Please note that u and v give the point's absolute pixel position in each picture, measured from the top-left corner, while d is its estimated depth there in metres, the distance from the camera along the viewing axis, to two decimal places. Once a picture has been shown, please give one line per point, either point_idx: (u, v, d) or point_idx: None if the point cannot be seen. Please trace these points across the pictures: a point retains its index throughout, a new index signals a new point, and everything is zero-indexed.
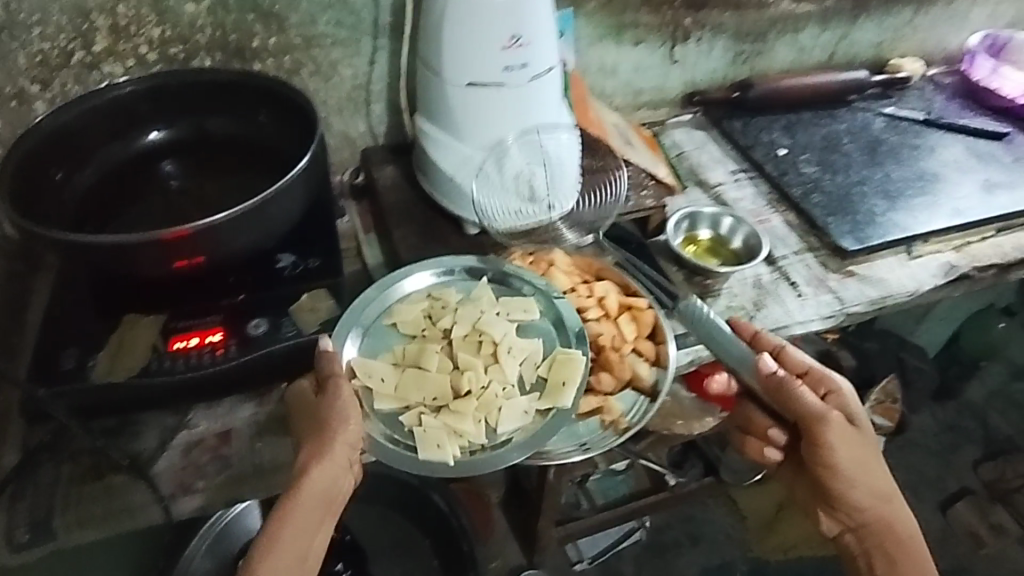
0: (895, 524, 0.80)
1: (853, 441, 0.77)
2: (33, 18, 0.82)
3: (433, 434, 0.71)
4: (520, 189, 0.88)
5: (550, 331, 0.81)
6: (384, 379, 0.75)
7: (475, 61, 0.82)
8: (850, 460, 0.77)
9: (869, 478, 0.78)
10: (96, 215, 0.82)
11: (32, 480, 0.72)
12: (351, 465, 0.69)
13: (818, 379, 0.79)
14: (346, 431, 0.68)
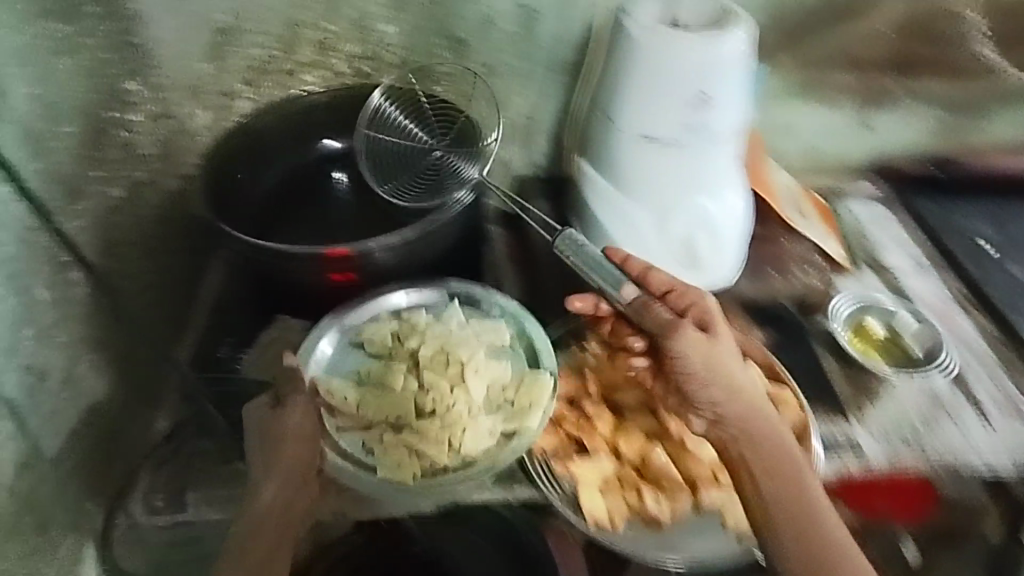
0: (778, 459, 0.68)
1: (731, 364, 0.71)
2: (252, 25, 0.89)
3: (393, 453, 0.70)
4: (677, 252, 0.84)
5: (518, 354, 0.80)
6: (348, 397, 0.75)
7: (654, 115, 0.78)
8: (748, 390, 0.71)
9: (733, 406, 0.70)
10: (272, 216, 0.88)
11: (175, 452, 0.78)
12: (305, 483, 0.69)
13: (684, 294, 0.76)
14: (297, 436, 0.70)
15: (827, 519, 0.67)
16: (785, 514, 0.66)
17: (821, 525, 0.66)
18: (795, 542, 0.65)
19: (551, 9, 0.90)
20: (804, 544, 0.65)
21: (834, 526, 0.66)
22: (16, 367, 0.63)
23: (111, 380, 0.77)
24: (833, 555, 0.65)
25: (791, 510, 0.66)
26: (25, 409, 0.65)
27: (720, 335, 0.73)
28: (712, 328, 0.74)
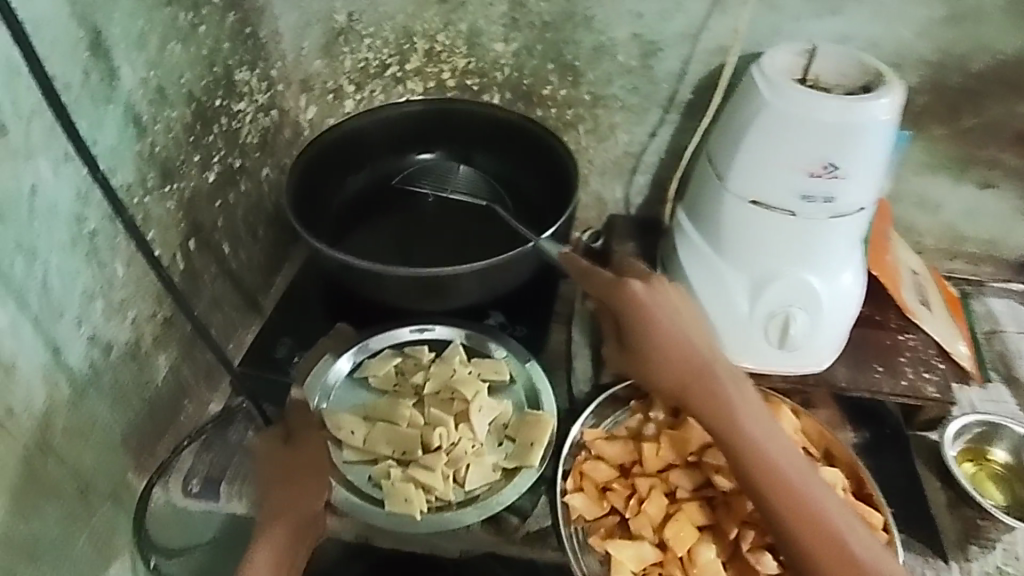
0: (774, 466, 0.62)
1: (716, 370, 0.65)
2: (367, 30, 0.89)
3: (400, 488, 0.71)
4: (770, 331, 0.74)
5: (517, 393, 0.80)
6: (354, 431, 0.76)
7: (771, 180, 0.69)
8: (730, 392, 0.64)
9: (722, 411, 0.64)
10: (354, 219, 0.88)
11: (220, 438, 0.79)
12: (316, 517, 0.68)
13: (655, 288, 0.66)
14: (304, 461, 0.70)
15: (840, 529, 0.60)
16: (795, 531, 0.60)
17: (835, 539, 0.59)
18: (804, 557, 0.60)
19: (676, 45, 0.83)
20: (818, 557, 0.59)
21: (847, 536, 0.60)
22: (83, 338, 0.64)
23: (175, 359, 0.78)
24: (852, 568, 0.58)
25: (797, 523, 0.60)
26: (86, 380, 0.66)
27: (693, 329, 0.66)
28: (691, 324, 0.66)
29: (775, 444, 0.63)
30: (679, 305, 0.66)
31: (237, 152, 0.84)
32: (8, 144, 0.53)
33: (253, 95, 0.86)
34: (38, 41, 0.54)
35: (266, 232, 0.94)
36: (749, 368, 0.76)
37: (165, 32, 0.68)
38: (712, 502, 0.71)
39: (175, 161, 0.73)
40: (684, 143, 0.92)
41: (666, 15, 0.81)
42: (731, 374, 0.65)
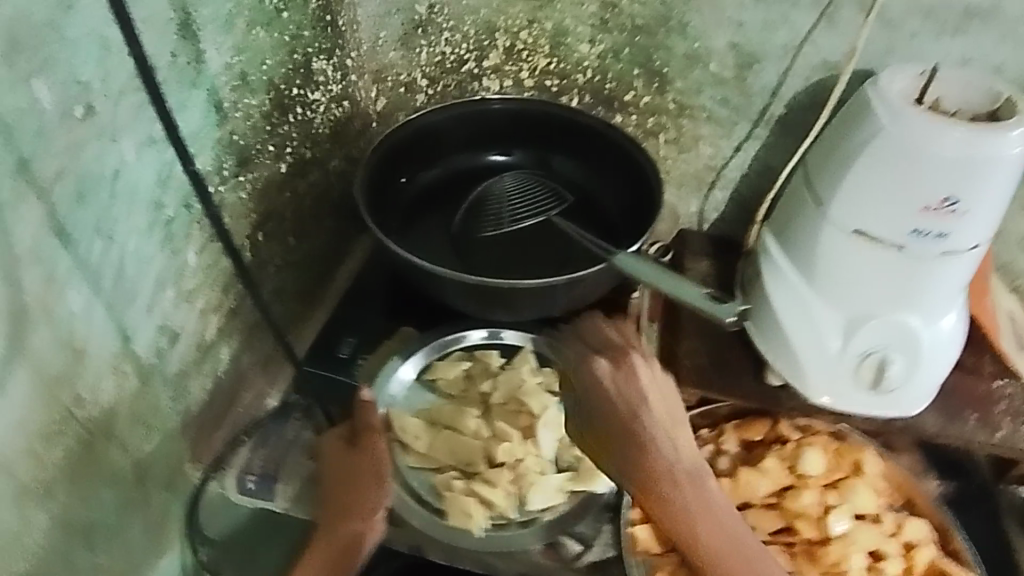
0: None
1: (682, 467, 0.65)
2: (448, 23, 0.86)
3: (462, 501, 0.70)
4: (859, 371, 0.69)
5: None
6: (419, 436, 0.75)
7: (878, 211, 0.64)
8: (696, 493, 0.65)
9: (687, 520, 0.64)
10: (420, 217, 0.85)
11: (274, 434, 0.78)
12: (374, 516, 0.68)
13: (624, 446, 0.66)
14: (365, 475, 0.70)
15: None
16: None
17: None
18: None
19: (776, 57, 0.79)
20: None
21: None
22: (153, 327, 0.63)
23: (237, 349, 0.77)
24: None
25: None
26: (153, 368, 0.65)
27: (661, 489, 0.65)
28: (656, 452, 0.66)
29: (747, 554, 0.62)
30: (642, 455, 0.66)
31: (307, 142, 0.82)
32: (96, 124, 0.51)
33: (328, 84, 0.83)
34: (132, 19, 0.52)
35: (331, 223, 0.93)
36: (829, 407, 0.72)
37: (252, 16, 0.66)
38: (790, 549, 0.68)
39: (251, 149, 0.71)
40: (770, 160, 0.88)
41: (770, 26, 0.76)
42: (700, 474, 0.66)
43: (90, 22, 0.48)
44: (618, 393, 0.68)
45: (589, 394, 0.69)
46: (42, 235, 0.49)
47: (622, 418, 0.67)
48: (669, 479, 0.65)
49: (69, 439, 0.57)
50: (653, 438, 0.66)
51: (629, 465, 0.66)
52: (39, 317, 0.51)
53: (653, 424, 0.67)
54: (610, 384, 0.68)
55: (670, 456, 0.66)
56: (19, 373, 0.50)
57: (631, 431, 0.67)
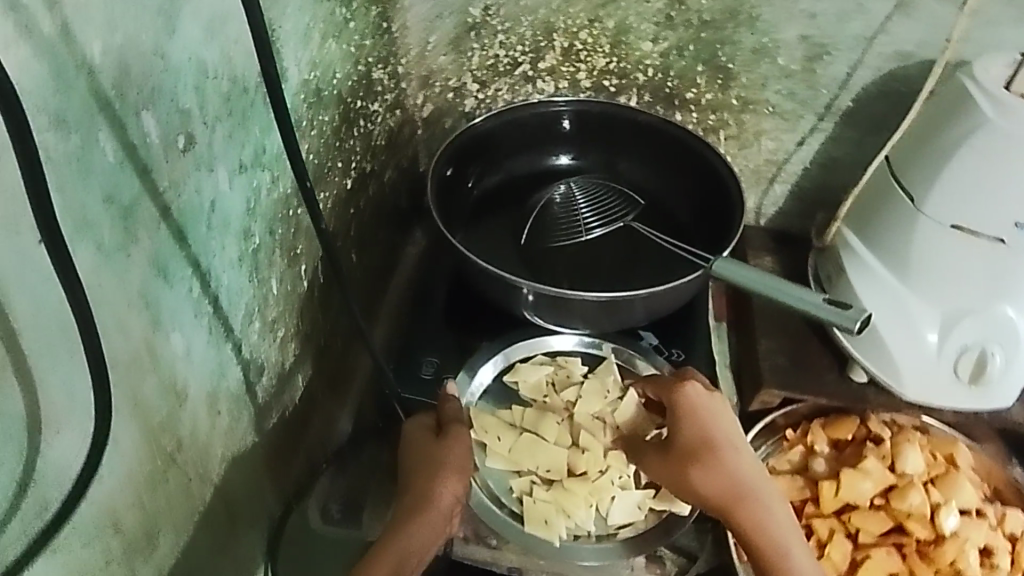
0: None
1: (757, 493, 0.63)
2: (503, 26, 0.83)
3: (540, 509, 0.67)
4: (956, 365, 0.69)
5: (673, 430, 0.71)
6: (501, 438, 0.72)
7: (982, 204, 0.64)
8: (770, 522, 0.61)
9: (762, 549, 0.61)
10: (484, 223, 0.84)
11: (352, 460, 0.74)
12: (451, 514, 0.63)
13: (714, 465, 0.63)
14: (453, 478, 0.64)
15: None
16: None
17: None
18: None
19: (848, 49, 0.77)
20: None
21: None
22: (241, 361, 0.60)
23: (311, 374, 0.74)
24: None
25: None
26: (240, 403, 0.61)
27: (748, 511, 0.62)
28: (735, 477, 0.63)
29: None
30: (728, 475, 0.63)
31: (369, 155, 0.79)
32: (195, 154, 0.48)
33: (384, 94, 0.80)
34: (226, 37, 0.48)
35: (384, 234, 0.88)
36: (923, 401, 0.72)
37: (325, 29, 0.63)
38: (902, 550, 0.68)
39: (324, 167, 0.68)
40: (835, 153, 0.86)
41: (844, 17, 0.76)
42: (770, 501, 0.63)
43: (190, 45, 0.45)
44: (711, 415, 0.65)
45: (682, 410, 0.65)
46: (149, 278, 0.46)
47: (715, 437, 0.64)
48: (750, 502, 0.62)
49: (171, 487, 0.53)
50: (737, 460, 0.64)
51: (711, 486, 0.62)
52: (146, 364, 0.47)
53: (739, 445, 0.65)
54: (702, 405, 0.65)
55: (751, 480, 0.63)
56: (129, 425, 0.47)
57: (720, 452, 0.63)
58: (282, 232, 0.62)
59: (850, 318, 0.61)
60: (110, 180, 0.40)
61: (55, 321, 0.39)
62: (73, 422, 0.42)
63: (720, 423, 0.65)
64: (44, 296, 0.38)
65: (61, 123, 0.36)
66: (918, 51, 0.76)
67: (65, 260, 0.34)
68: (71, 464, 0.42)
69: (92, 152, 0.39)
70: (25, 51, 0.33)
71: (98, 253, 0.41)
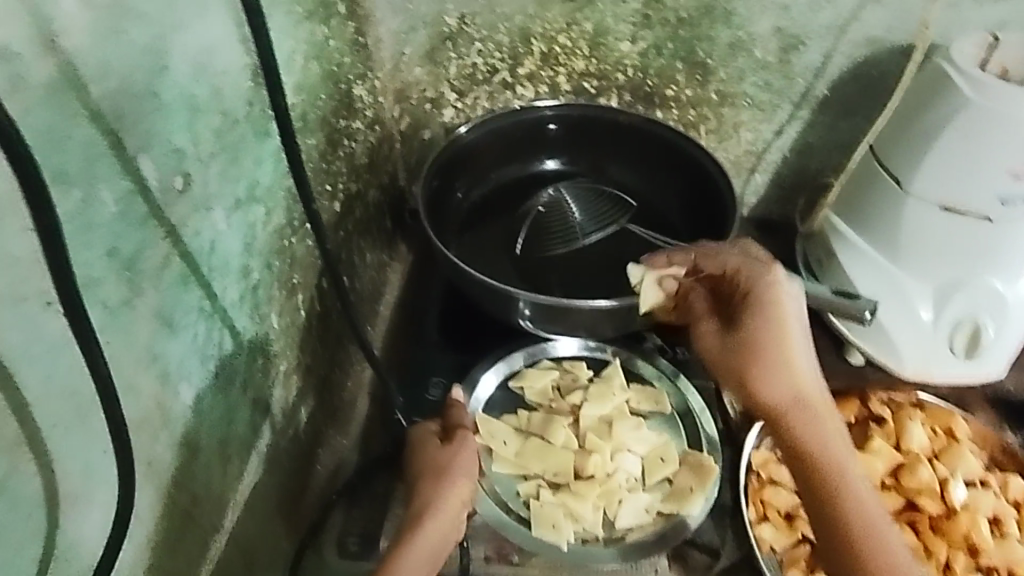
0: (858, 525, 0.52)
1: (818, 399, 0.55)
2: (479, 34, 0.82)
3: (549, 511, 0.61)
4: (951, 340, 0.71)
5: (678, 430, 0.69)
6: (507, 442, 0.66)
7: (968, 183, 0.66)
8: (831, 430, 0.54)
9: (816, 461, 0.54)
10: (473, 234, 0.83)
11: (364, 491, 0.72)
12: (458, 522, 0.58)
13: (775, 364, 0.54)
14: (463, 482, 0.59)
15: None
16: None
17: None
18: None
19: (821, 38, 0.79)
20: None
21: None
22: (248, 403, 0.57)
23: (313, 408, 0.71)
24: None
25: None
26: (249, 447, 0.58)
27: (806, 416, 0.54)
28: (797, 379, 0.55)
29: (867, 501, 0.53)
30: (789, 377, 0.55)
31: (353, 176, 0.76)
32: (193, 196, 0.45)
33: (364, 110, 0.78)
34: (214, 71, 0.47)
35: (372, 255, 0.84)
36: (921, 378, 0.73)
37: (306, 50, 0.61)
38: (916, 526, 0.68)
39: (313, 193, 0.65)
40: (812, 140, 0.87)
41: (816, 7, 0.77)
42: (832, 411, 0.55)
43: (180, 83, 0.43)
44: (779, 311, 0.55)
45: (746, 308, 0.56)
46: (155, 330, 0.43)
47: (780, 338, 0.55)
48: (808, 407, 0.54)
49: (188, 545, 0.50)
50: (805, 363, 0.55)
51: (770, 386, 0.55)
52: (157, 422, 0.45)
53: (807, 348, 0.56)
54: (774, 304, 0.55)
55: (816, 381, 0.56)
56: (143, 488, 0.44)
57: (786, 353, 0.54)
58: (279, 265, 0.60)
59: (860, 309, 0.63)
60: (113, 233, 0.38)
61: (67, 387, 0.37)
62: (91, 492, 0.39)
63: (789, 305, 0.56)
64: (54, 362, 0.36)
65: (62, 177, 0.34)
66: (888, 36, 0.78)
67: (84, 328, 0.32)
68: (93, 534, 0.40)
69: (94, 206, 0.37)
70: (20, 106, 0.32)
71: (104, 310, 0.38)
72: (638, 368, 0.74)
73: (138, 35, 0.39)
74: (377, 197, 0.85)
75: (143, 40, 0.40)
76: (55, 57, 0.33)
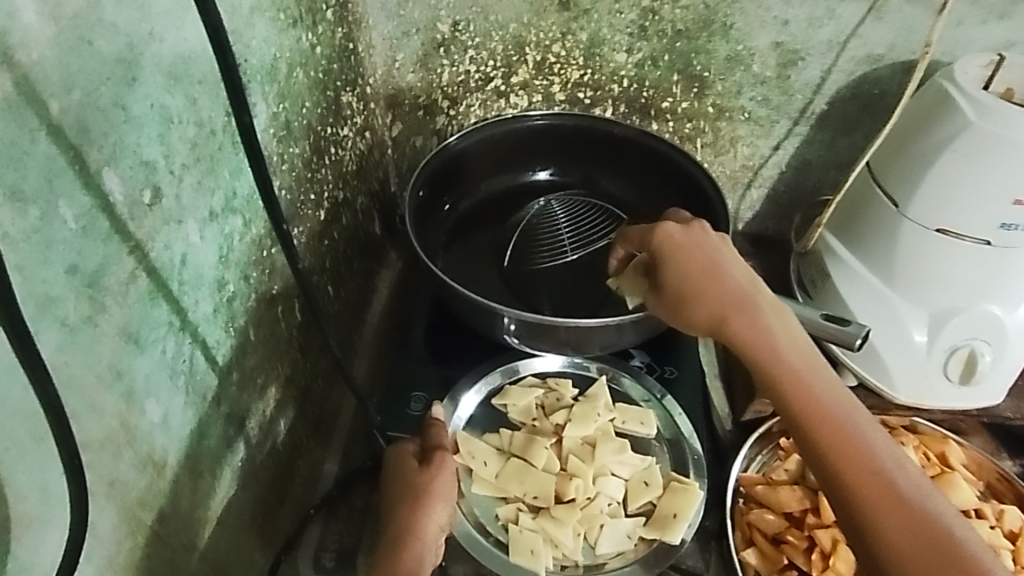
0: (827, 417, 0.52)
1: (762, 306, 0.58)
2: (472, 41, 0.80)
3: (527, 536, 0.60)
4: (947, 365, 0.69)
5: (662, 452, 0.68)
6: (486, 463, 0.64)
7: (966, 207, 0.64)
8: (782, 337, 0.56)
9: (771, 367, 0.55)
10: (462, 245, 0.82)
11: (342, 505, 0.71)
12: (438, 547, 0.58)
13: (702, 288, 0.58)
14: (441, 507, 0.59)
15: (901, 484, 0.48)
16: (850, 489, 0.49)
17: (898, 499, 0.48)
18: (874, 532, 0.47)
19: (820, 54, 0.77)
20: (893, 529, 0.47)
21: (928, 516, 0.47)
22: (221, 417, 0.56)
23: (293, 419, 0.69)
24: (934, 552, 0.45)
25: (852, 479, 0.49)
26: (223, 462, 0.57)
27: (751, 327, 0.57)
28: (730, 294, 0.58)
29: (834, 398, 0.53)
30: (717, 295, 0.58)
31: (341, 183, 0.75)
32: (163, 210, 0.44)
33: (353, 117, 0.77)
34: (189, 81, 0.45)
35: (359, 263, 0.83)
36: (915, 403, 0.72)
37: (291, 58, 0.60)
38: None
39: (296, 202, 0.64)
40: (809, 156, 0.86)
41: (817, 22, 0.75)
42: (781, 317, 0.57)
43: (151, 94, 0.42)
44: (691, 246, 0.60)
45: (658, 250, 0.61)
46: (120, 347, 0.42)
47: (697, 263, 0.59)
48: (749, 316, 0.57)
49: (155, 565, 0.49)
50: (734, 279, 0.59)
51: (704, 311, 0.58)
52: (121, 441, 0.43)
53: (732, 266, 0.59)
54: (683, 236, 0.60)
55: (752, 293, 0.58)
56: (105, 509, 0.43)
57: (709, 275, 0.58)
58: (257, 276, 0.58)
59: (850, 334, 0.62)
60: (73, 250, 0.37)
61: (19, 410, 0.35)
62: (48, 515, 0.38)
63: (699, 240, 0.60)
64: (8, 383, 0.34)
65: (19, 195, 0.33)
66: (889, 53, 0.76)
67: (32, 353, 0.30)
68: (49, 560, 0.38)
69: (53, 222, 0.35)
70: None
71: (64, 328, 0.37)
72: (624, 388, 0.72)
73: (107, 45, 0.38)
74: (367, 205, 0.84)
75: (113, 51, 0.38)
76: (12, 72, 0.32)
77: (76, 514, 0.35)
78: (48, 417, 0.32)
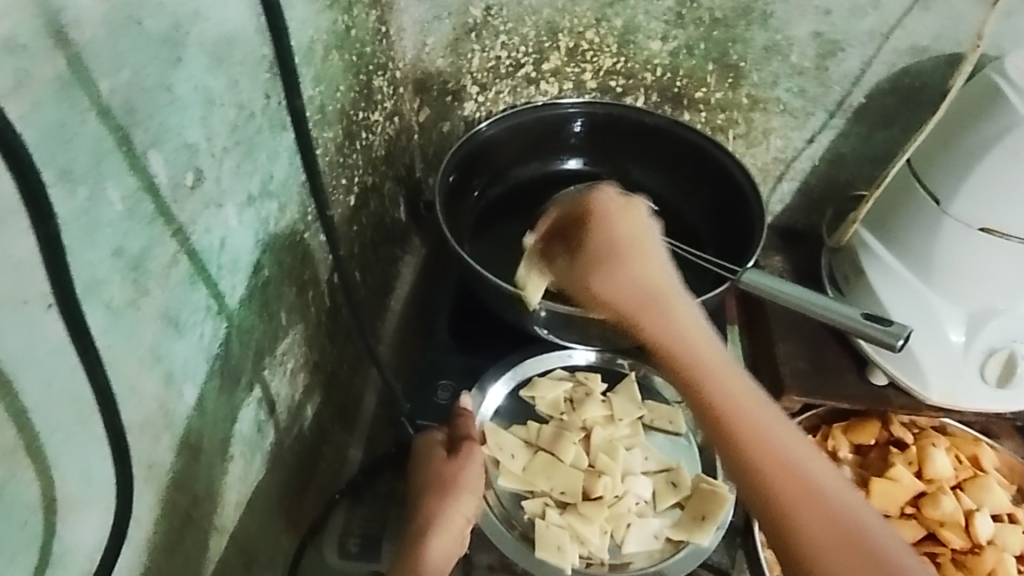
0: (738, 404, 0.42)
1: (670, 289, 0.47)
2: (505, 26, 0.79)
3: (553, 532, 0.59)
4: (983, 366, 0.68)
5: (691, 453, 0.67)
6: (514, 455, 0.64)
7: (1011, 206, 0.62)
8: (694, 322, 0.45)
9: (679, 350, 0.44)
10: (491, 233, 0.81)
11: (368, 491, 0.71)
12: (466, 536, 0.58)
13: (622, 253, 0.48)
14: (469, 498, 0.59)
15: (835, 487, 0.39)
16: (779, 504, 0.38)
17: (845, 515, 0.37)
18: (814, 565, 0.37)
19: (861, 45, 0.75)
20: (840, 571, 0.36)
21: (807, 461, 0.39)
22: (253, 402, 0.56)
23: (319, 404, 0.69)
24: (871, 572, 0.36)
25: (790, 512, 0.38)
26: (252, 446, 0.57)
27: (661, 321, 0.45)
28: (641, 277, 0.47)
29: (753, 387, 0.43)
30: (640, 278, 0.47)
31: (370, 168, 0.74)
32: (204, 193, 0.44)
33: (383, 102, 0.76)
34: (230, 62, 0.45)
35: (385, 249, 0.82)
36: (950, 404, 0.70)
37: (327, 40, 0.59)
38: (935, 559, 0.66)
39: (328, 187, 0.63)
40: (845, 150, 0.84)
41: (859, 12, 0.73)
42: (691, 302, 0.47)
43: (194, 75, 0.41)
44: (615, 213, 0.51)
45: (594, 223, 0.51)
46: (161, 331, 0.42)
47: (622, 232, 0.50)
48: (662, 306, 0.46)
49: (187, 547, 0.48)
50: (649, 263, 0.48)
51: (621, 283, 0.47)
52: (160, 425, 0.43)
53: (647, 255, 0.48)
54: (625, 203, 0.51)
55: (662, 276, 0.48)
56: (143, 491, 0.42)
57: (619, 252, 0.48)
58: (290, 260, 0.58)
59: (891, 335, 0.61)
60: (118, 232, 0.36)
61: (65, 394, 0.35)
62: (91, 497, 0.38)
63: (631, 220, 0.50)
64: (57, 364, 0.34)
65: (68, 176, 0.32)
66: (934, 45, 0.74)
67: (84, 335, 0.30)
68: (91, 542, 0.38)
69: (100, 204, 0.35)
70: (27, 102, 0.30)
71: (109, 312, 0.36)
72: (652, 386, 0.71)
73: (154, 24, 0.37)
74: (394, 189, 0.83)
75: (159, 30, 0.38)
76: (65, 50, 0.31)
77: (122, 496, 0.35)
78: (98, 400, 0.32)
